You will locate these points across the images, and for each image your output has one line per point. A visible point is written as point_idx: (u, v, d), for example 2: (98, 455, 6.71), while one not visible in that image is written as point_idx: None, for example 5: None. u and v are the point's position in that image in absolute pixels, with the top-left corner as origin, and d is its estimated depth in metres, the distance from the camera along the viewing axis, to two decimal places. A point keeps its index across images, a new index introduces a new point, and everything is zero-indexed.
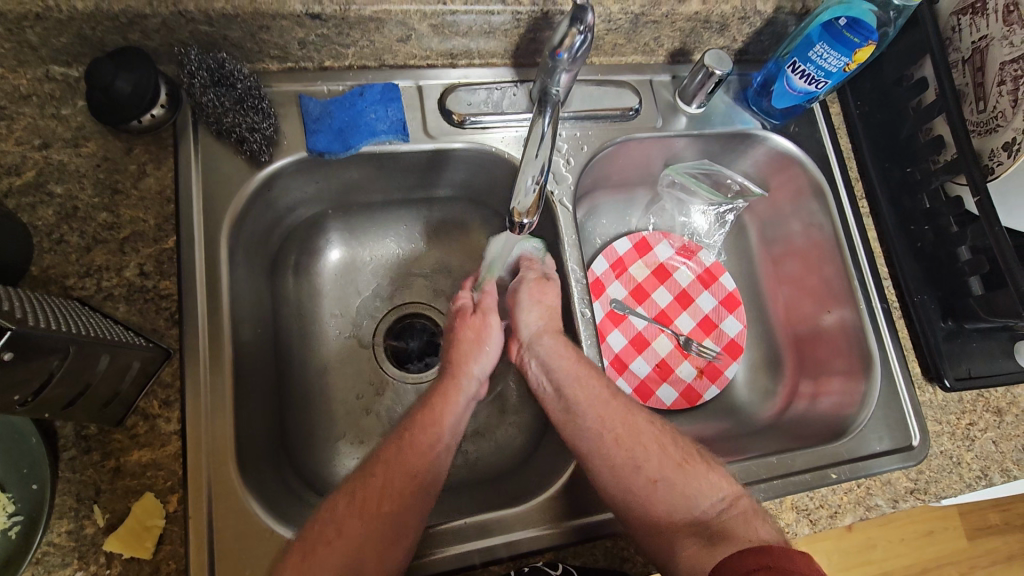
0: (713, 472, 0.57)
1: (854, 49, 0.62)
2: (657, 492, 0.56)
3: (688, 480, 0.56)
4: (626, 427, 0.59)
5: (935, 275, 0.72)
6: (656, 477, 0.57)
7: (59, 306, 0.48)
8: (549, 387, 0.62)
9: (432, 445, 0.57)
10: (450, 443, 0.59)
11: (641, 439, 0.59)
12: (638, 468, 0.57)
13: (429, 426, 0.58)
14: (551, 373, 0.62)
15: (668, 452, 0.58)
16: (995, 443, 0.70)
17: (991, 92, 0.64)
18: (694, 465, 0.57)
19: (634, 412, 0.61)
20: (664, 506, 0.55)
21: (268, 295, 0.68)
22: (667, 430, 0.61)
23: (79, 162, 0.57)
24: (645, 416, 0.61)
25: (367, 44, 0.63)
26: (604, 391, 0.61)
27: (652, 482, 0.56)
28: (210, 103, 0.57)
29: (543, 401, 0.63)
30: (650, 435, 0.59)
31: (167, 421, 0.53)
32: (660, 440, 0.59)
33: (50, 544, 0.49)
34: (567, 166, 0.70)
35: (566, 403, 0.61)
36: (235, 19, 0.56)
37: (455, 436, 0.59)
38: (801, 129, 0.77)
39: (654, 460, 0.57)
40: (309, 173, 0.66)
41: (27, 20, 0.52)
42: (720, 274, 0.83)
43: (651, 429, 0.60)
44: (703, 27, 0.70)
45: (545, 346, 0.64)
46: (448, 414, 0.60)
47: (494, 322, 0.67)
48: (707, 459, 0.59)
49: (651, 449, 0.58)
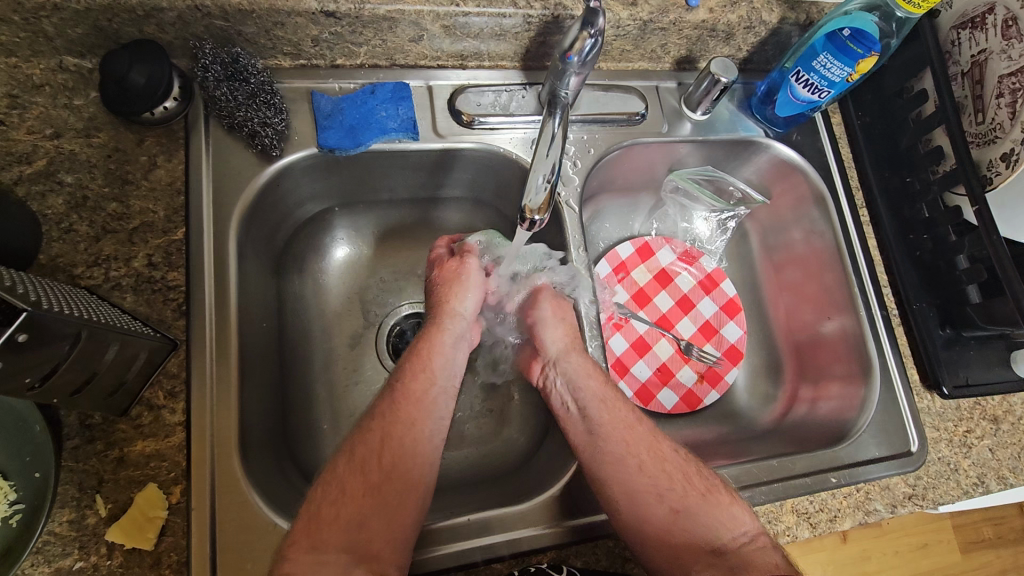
0: (736, 506, 0.56)
1: (857, 60, 0.64)
2: (679, 522, 0.55)
3: (711, 511, 0.55)
4: (650, 454, 0.58)
5: (934, 283, 0.73)
6: (678, 507, 0.55)
7: (68, 293, 0.48)
8: (574, 406, 0.61)
9: (423, 391, 0.57)
10: (445, 385, 0.59)
11: (667, 469, 0.57)
12: (659, 497, 0.56)
13: (420, 372, 0.58)
14: (578, 392, 0.61)
15: (692, 484, 0.57)
16: (992, 451, 0.71)
17: (990, 105, 0.66)
18: (718, 496, 0.56)
19: (660, 440, 0.60)
20: (681, 535, 0.54)
21: (274, 290, 0.68)
22: (693, 458, 0.59)
23: (89, 152, 0.57)
24: (671, 446, 0.60)
25: (379, 43, 0.64)
26: (629, 416, 0.60)
27: (673, 512, 0.55)
28: (223, 96, 0.58)
29: (564, 423, 0.62)
30: (674, 462, 0.58)
31: (172, 411, 0.53)
32: (684, 469, 0.58)
33: (51, 533, 0.48)
34: (574, 168, 0.71)
35: (589, 423, 0.60)
36: (250, 14, 0.57)
37: (447, 379, 0.60)
38: (803, 138, 0.78)
39: (676, 488, 0.56)
40: (319, 170, 0.66)
41: (43, 10, 0.53)
42: (721, 280, 0.84)
43: (677, 458, 0.59)
44: (709, 36, 0.71)
45: (572, 363, 0.63)
46: (436, 358, 0.60)
47: (472, 266, 0.66)
48: (729, 489, 0.58)
49: (673, 478, 0.57)
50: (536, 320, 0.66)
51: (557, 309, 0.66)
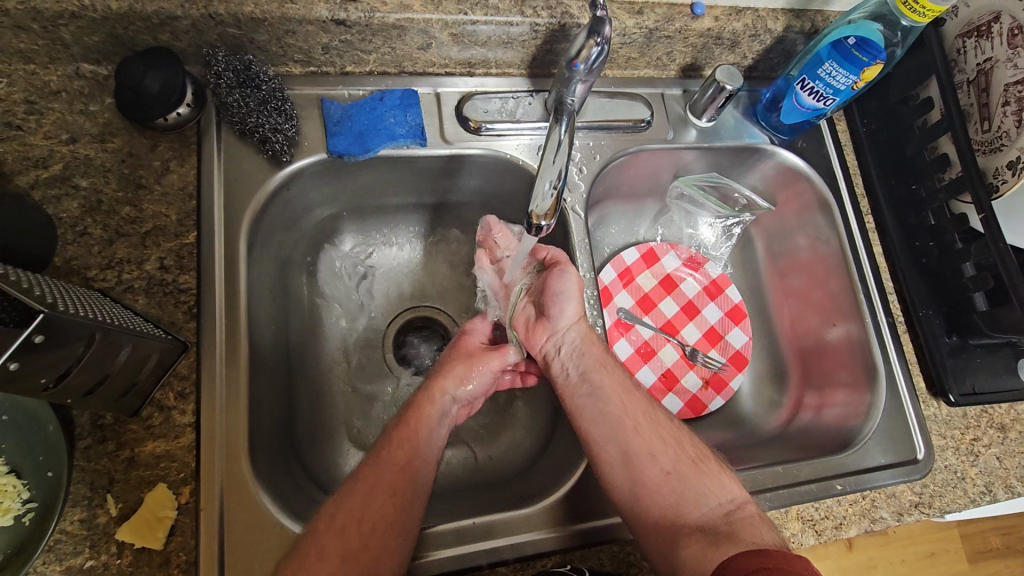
0: (726, 475, 0.58)
1: (862, 68, 0.64)
2: (670, 484, 0.57)
3: (700, 476, 0.57)
4: (646, 416, 0.61)
5: (940, 290, 0.73)
6: (670, 470, 0.57)
7: (82, 295, 0.49)
8: (576, 373, 0.63)
9: (410, 459, 0.56)
10: (428, 458, 0.57)
11: (662, 435, 0.60)
12: (653, 458, 0.58)
13: (405, 440, 0.57)
14: (583, 360, 0.63)
15: (685, 450, 0.59)
16: (999, 459, 0.70)
17: (996, 113, 0.66)
18: (708, 464, 0.59)
19: (655, 407, 0.62)
20: (671, 494, 0.56)
21: (284, 294, 0.68)
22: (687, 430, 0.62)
23: (104, 157, 0.58)
24: (667, 417, 0.62)
25: (388, 51, 0.65)
26: (628, 382, 0.63)
27: (665, 474, 0.57)
28: (235, 103, 0.59)
29: (565, 390, 0.63)
30: (668, 429, 0.61)
31: (182, 412, 0.54)
32: (677, 435, 0.60)
33: (62, 532, 0.49)
34: (580, 174, 0.72)
35: (591, 386, 0.62)
36: (263, 22, 0.58)
37: (432, 450, 0.58)
38: (809, 145, 0.79)
39: (669, 452, 0.59)
40: (327, 175, 0.67)
41: (61, 18, 0.54)
42: (726, 286, 0.84)
43: (673, 429, 0.61)
44: (714, 43, 0.72)
45: (581, 333, 0.64)
46: (421, 429, 0.58)
47: (491, 362, 0.64)
48: (722, 464, 0.60)
49: (667, 442, 0.59)
50: (555, 290, 0.63)
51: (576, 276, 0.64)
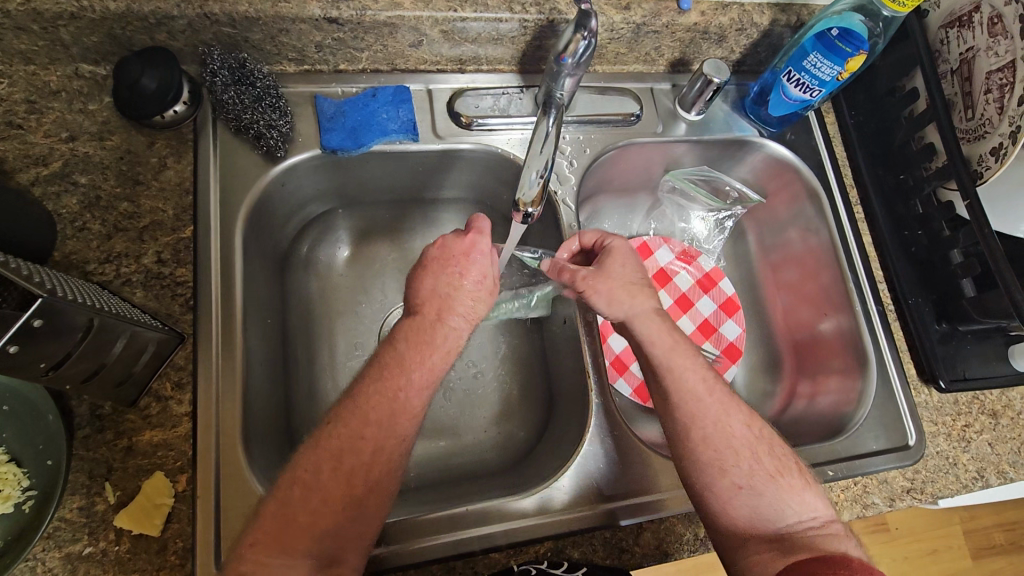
0: (808, 492, 0.54)
1: (846, 59, 0.65)
2: (740, 498, 0.53)
3: (777, 491, 0.53)
4: (716, 429, 0.55)
5: (929, 278, 0.73)
6: (743, 484, 0.53)
7: (80, 286, 0.50)
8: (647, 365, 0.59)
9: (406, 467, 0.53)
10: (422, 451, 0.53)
11: (733, 444, 0.55)
12: (723, 472, 0.54)
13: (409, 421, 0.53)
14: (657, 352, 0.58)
15: (762, 464, 0.54)
16: (991, 445, 0.71)
17: (978, 101, 0.67)
18: (787, 479, 0.54)
19: (731, 410, 0.56)
20: (745, 513, 0.53)
21: (278, 288, 0.70)
22: (762, 433, 0.57)
23: (103, 154, 0.60)
24: (742, 420, 0.56)
25: (380, 49, 0.66)
26: (703, 382, 0.57)
27: (735, 487, 0.53)
28: (230, 100, 0.60)
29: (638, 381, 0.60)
30: (743, 440, 0.55)
31: (179, 402, 0.55)
32: (755, 447, 0.55)
33: (62, 519, 0.50)
34: (570, 167, 0.73)
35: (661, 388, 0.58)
36: (257, 21, 0.59)
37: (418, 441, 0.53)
38: (797, 137, 0.80)
39: (742, 465, 0.54)
40: (323, 169, 0.68)
41: (60, 19, 0.55)
42: (719, 279, 0.85)
43: (746, 436, 0.55)
44: (702, 38, 0.73)
45: (648, 325, 0.59)
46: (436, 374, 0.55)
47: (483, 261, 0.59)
48: (801, 472, 0.56)
49: (740, 454, 0.54)
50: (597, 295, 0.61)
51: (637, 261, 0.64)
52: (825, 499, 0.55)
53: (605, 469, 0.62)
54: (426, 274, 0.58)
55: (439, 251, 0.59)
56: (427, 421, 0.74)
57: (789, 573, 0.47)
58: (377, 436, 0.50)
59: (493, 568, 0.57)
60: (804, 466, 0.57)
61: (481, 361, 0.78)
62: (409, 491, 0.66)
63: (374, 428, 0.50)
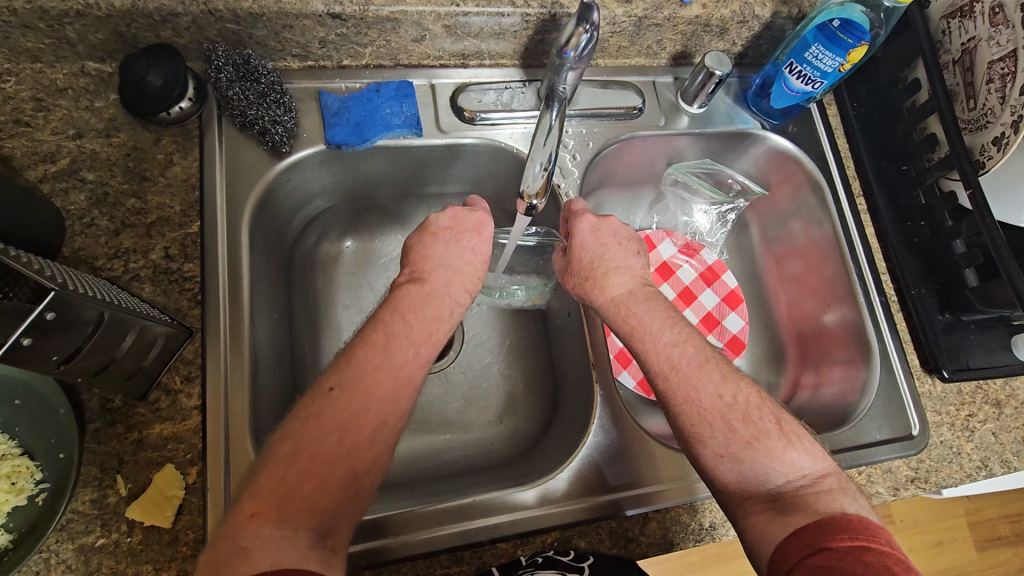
0: (792, 450, 0.53)
1: (848, 50, 0.65)
2: (724, 466, 0.53)
3: (759, 456, 0.53)
4: (683, 401, 0.55)
5: (932, 268, 0.73)
6: (723, 453, 0.53)
7: (90, 281, 0.50)
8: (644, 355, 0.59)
9: None
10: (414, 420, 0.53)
11: (706, 417, 0.54)
12: (701, 444, 0.54)
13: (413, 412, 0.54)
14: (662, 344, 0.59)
15: (736, 432, 0.54)
16: (995, 434, 0.71)
17: (980, 91, 0.67)
18: (766, 442, 0.53)
19: (702, 380, 0.56)
20: (733, 476, 0.53)
21: (285, 284, 0.70)
22: (737, 400, 0.55)
23: (110, 151, 0.60)
24: (712, 390, 0.55)
25: (383, 44, 0.67)
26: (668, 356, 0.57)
27: (717, 457, 0.53)
28: (236, 96, 0.61)
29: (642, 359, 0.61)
30: (714, 411, 0.54)
31: (188, 396, 0.55)
32: (727, 416, 0.54)
33: (74, 512, 0.50)
34: (573, 161, 0.73)
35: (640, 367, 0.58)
36: (261, 17, 0.60)
37: None
38: (800, 129, 0.80)
39: (717, 436, 0.54)
40: (328, 165, 0.69)
41: (67, 17, 0.56)
42: (722, 272, 0.85)
43: (717, 406, 0.55)
44: (703, 31, 0.73)
45: (652, 317, 0.60)
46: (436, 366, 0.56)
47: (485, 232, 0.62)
48: (782, 431, 0.54)
49: (713, 425, 0.54)
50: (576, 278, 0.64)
51: (595, 238, 0.64)
52: (814, 455, 0.54)
53: (610, 460, 0.63)
54: (436, 242, 0.60)
55: (450, 222, 0.61)
56: (433, 414, 0.74)
57: (793, 544, 0.47)
58: (373, 417, 0.50)
59: (500, 558, 0.57)
60: (787, 422, 0.55)
61: (486, 355, 0.78)
62: (416, 484, 0.67)
63: (382, 419, 0.50)
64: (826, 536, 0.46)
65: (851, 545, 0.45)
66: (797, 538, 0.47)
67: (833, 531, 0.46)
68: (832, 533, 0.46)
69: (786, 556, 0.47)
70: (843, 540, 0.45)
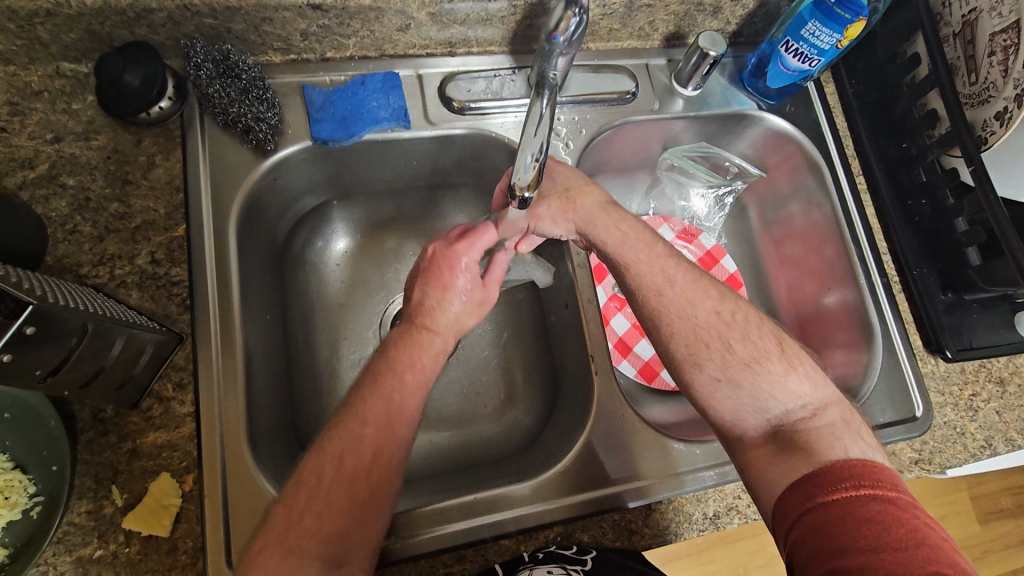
0: (793, 375, 0.55)
1: (845, 26, 0.63)
2: (721, 392, 0.55)
3: (757, 382, 0.55)
4: (681, 317, 0.57)
5: (934, 247, 0.72)
6: (720, 377, 0.56)
7: (73, 290, 0.49)
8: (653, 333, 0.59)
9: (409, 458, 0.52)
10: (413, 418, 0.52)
11: (703, 335, 0.57)
12: (699, 368, 0.56)
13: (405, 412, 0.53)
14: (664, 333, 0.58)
15: (735, 353, 0.56)
16: (999, 413, 0.70)
17: (982, 63, 0.65)
18: (765, 364, 0.55)
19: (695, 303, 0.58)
20: (730, 401, 0.55)
21: (276, 285, 0.69)
22: (736, 323, 0.57)
23: (90, 155, 0.59)
24: (709, 306, 0.58)
25: (367, 34, 0.65)
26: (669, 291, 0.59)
27: (714, 382, 0.56)
28: (216, 94, 0.59)
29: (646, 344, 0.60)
30: (710, 328, 0.57)
31: (181, 403, 0.54)
32: (725, 335, 0.56)
33: (71, 524, 0.50)
34: (566, 149, 0.72)
35: None
36: (238, 11, 0.58)
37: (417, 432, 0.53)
38: (797, 109, 0.78)
39: (715, 359, 0.56)
40: (314, 161, 0.67)
41: (37, 17, 0.54)
42: (721, 256, 0.84)
43: (714, 323, 0.57)
44: (696, 10, 0.71)
45: (649, 306, 0.59)
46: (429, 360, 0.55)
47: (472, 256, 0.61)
48: (781, 355, 0.56)
49: (712, 347, 0.56)
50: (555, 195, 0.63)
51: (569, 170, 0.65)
52: (815, 380, 0.55)
53: (611, 452, 0.62)
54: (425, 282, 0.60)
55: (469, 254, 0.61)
56: (432, 410, 0.73)
57: (794, 495, 0.48)
58: (365, 424, 0.50)
59: (504, 554, 0.57)
60: (788, 345, 0.57)
61: (484, 348, 0.77)
62: (415, 482, 0.66)
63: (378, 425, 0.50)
64: (829, 491, 0.46)
65: (852, 495, 0.45)
66: (799, 491, 0.48)
67: (837, 482, 0.47)
68: (833, 483, 0.47)
69: (790, 510, 0.48)
70: (845, 490, 0.46)
